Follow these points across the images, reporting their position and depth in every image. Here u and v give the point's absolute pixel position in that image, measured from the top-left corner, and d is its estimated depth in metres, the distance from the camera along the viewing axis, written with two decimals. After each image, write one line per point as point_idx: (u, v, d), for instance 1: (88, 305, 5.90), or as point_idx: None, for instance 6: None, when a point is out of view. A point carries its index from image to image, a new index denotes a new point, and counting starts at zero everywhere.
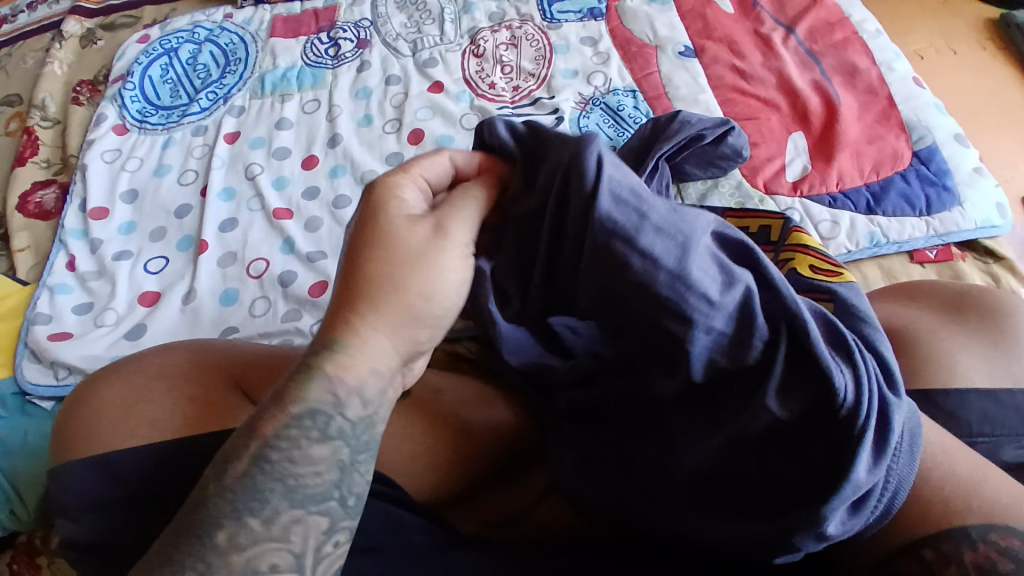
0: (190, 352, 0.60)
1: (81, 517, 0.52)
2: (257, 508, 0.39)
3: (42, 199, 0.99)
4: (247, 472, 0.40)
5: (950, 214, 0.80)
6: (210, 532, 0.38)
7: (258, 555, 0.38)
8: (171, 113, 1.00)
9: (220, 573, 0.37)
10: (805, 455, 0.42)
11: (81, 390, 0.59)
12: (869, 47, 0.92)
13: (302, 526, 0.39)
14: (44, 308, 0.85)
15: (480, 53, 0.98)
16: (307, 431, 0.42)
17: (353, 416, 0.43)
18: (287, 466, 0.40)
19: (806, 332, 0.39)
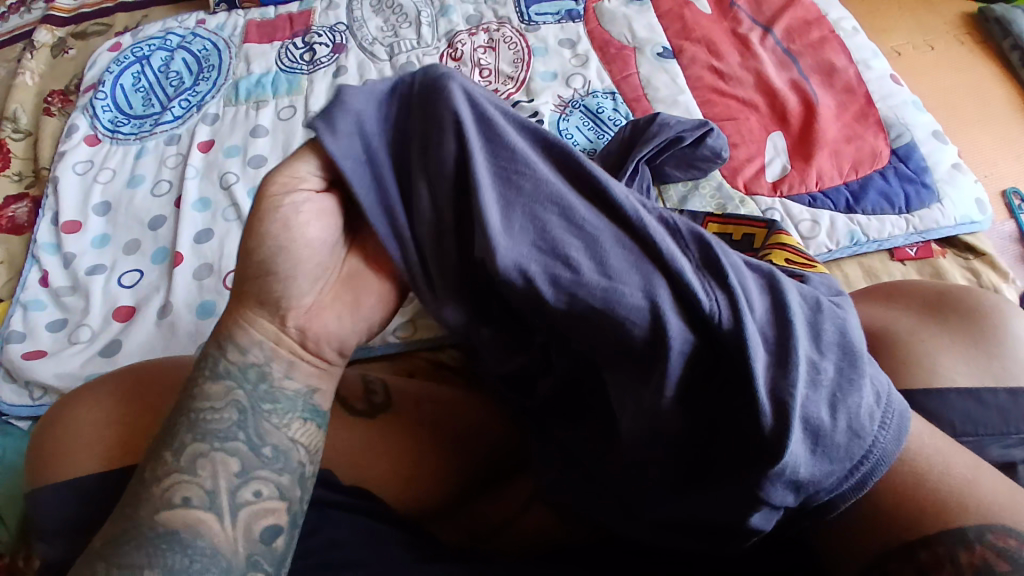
0: (165, 369, 0.59)
1: (54, 541, 0.51)
2: (169, 443, 0.42)
3: (14, 213, 0.97)
4: (169, 417, 0.43)
5: (929, 211, 0.81)
6: (142, 470, 0.42)
7: (172, 488, 0.40)
8: (144, 122, 0.98)
9: (148, 505, 0.40)
10: (723, 403, 0.40)
11: (53, 412, 0.58)
12: (847, 45, 0.92)
13: (209, 464, 0.41)
14: (17, 326, 0.83)
15: (458, 56, 0.97)
16: (203, 373, 0.44)
17: (240, 361, 0.44)
18: (195, 407, 0.43)
19: (671, 269, 0.39)
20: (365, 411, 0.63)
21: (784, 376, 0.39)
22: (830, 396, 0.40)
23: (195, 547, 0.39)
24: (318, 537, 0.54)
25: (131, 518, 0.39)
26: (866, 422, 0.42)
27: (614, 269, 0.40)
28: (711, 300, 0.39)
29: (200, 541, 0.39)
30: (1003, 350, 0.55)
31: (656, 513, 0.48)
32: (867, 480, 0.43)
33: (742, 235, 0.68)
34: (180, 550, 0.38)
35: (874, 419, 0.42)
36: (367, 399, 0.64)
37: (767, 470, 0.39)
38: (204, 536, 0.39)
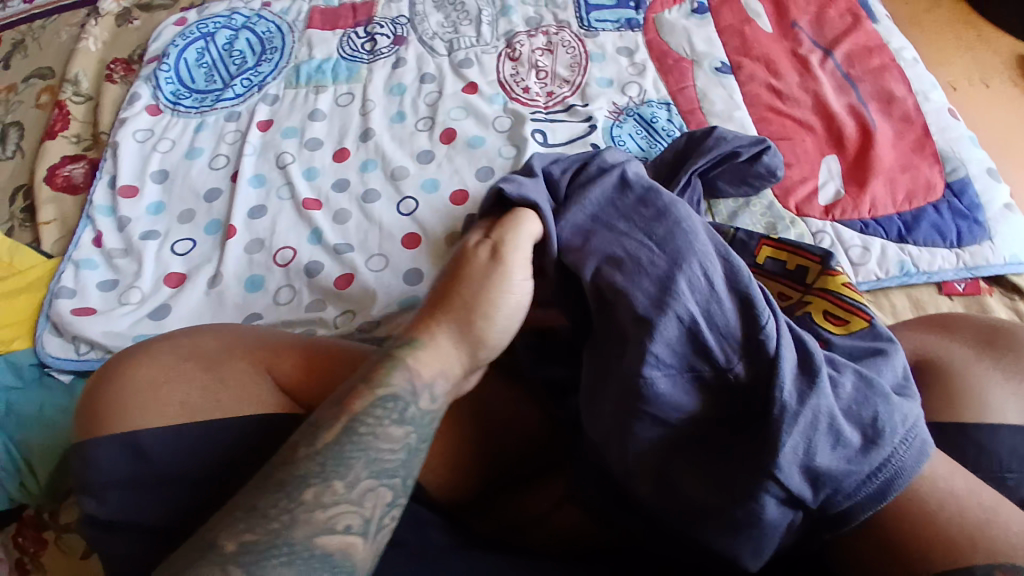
0: (221, 334, 0.60)
1: (113, 492, 0.52)
2: (342, 471, 0.44)
3: (70, 172, 0.98)
4: (336, 439, 0.45)
5: (981, 247, 0.80)
6: (299, 488, 0.43)
7: (337, 516, 0.43)
8: (205, 97, 1.00)
9: (303, 527, 0.42)
10: (745, 398, 0.51)
11: (107, 367, 0.57)
12: (907, 75, 0.91)
13: (372, 495, 0.45)
14: (68, 282, 0.84)
15: (516, 57, 0.98)
16: (388, 412, 0.46)
17: (426, 407, 0.48)
18: (371, 438, 0.45)
19: (748, 289, 0.53)
20: None
21: (802, 386, 0.49)
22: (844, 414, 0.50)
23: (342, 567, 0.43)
24: None
25: (284, 535, 0.42)
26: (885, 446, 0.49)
27: (684, 282, 0.53)
28: (755, 321, 0.52)
29: (349, 564, 0.43)
30: None
31: (684, 512, 0.52)
32: (886, 492, 0.49)
33: (796, 266, 0.68)
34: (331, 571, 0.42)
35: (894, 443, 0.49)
36: None
37: (775, 452, 0.48)
38: (351, 559, 0.43)
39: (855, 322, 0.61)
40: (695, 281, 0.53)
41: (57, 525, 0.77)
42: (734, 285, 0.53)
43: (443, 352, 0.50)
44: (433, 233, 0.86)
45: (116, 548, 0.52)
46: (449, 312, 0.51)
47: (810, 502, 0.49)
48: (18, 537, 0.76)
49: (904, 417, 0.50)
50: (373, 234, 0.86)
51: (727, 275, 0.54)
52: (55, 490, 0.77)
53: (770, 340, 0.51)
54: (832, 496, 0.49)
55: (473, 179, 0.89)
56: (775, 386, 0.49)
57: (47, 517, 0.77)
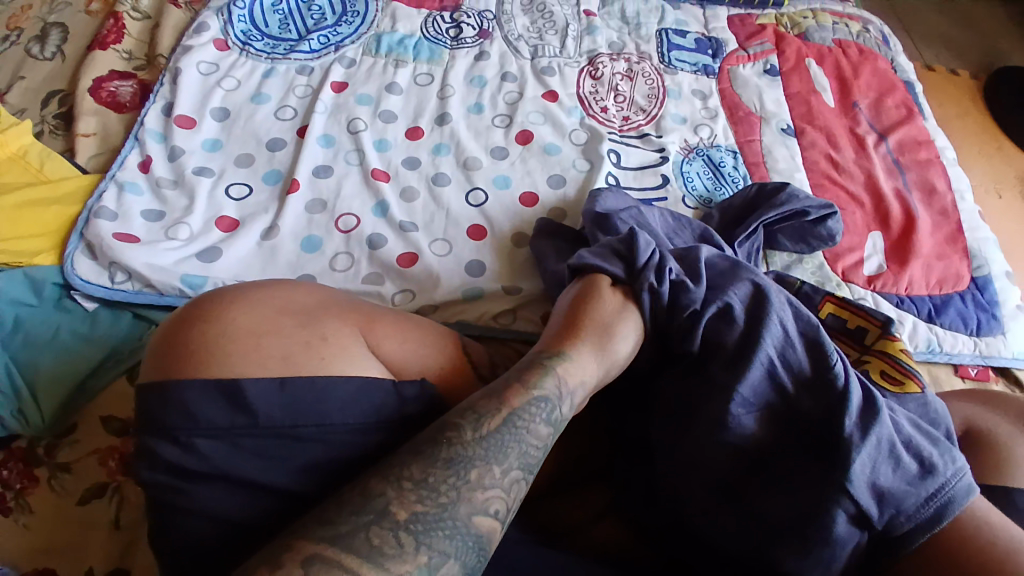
0: (316, 292, 0.57)
1: (207, 442, 0.48)
2: (500, 458, 0.45)
3: (117, 88, 0.93)
4: (498, 426, 0.46)
5: (995, 339, 0.87)
6: (466, 466, 0.43)
7: (489, 498, 0.43)
8: (278, 44, 0.97)
9: (465, 505, 0.42)
10: (814, 431, 0.55)
11: (202, 307, 0.53)
12: (947, 172, 1.00)
13: (518, 484, 0.45)
14: (109, 204, 0.80)
15: (597, 76, 1.00)
16: (539, 411, 0.48)
17: (565, 410, 0.50)
18: (524, 430, 0.47)
19: (823, 338, 0.58)
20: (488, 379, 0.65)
21: (869, 415, 0.53)
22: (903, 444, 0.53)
23: (486, 548, 0.42)
24: None
25: (452, 510, 0.41)
26: (937, 477, 0.53)
27: (772, 325, 0.58)
28: (825, 361, 0.56)
29: (490, 547, 0.42)
30: None
31: (752, 526, 0.55)
32: (942, 517, 0.52)
33: (856, 325, 0.72)
34: (478, 551, 0.41)
35: (944, 474, 0.53)
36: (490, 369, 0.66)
37: (847, 472, 0.52)
38: (493, 541, 0.43)
39: (907, 386, 0.64)
40: (774, 325, 0.58)
41: (52, 462, 0.68)
42: (811, 336, 0.58)
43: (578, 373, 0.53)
44: (500, 229, 0.85)
45: (197, 501, 0.48)
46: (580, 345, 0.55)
47: (875, 521, 0.52)
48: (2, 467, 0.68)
49: (950, 453, 0.54)
50: (439, 218, 0.85)
51: (796, 317, 0.59)
52: (57, 426, 0.70)
53: (841, 373, 0.55)
54: (895, 517, 0.52)
55: (545, 184, 0.89)
56: (843, 417, 0.53)
57: (42, 452, 0.69)
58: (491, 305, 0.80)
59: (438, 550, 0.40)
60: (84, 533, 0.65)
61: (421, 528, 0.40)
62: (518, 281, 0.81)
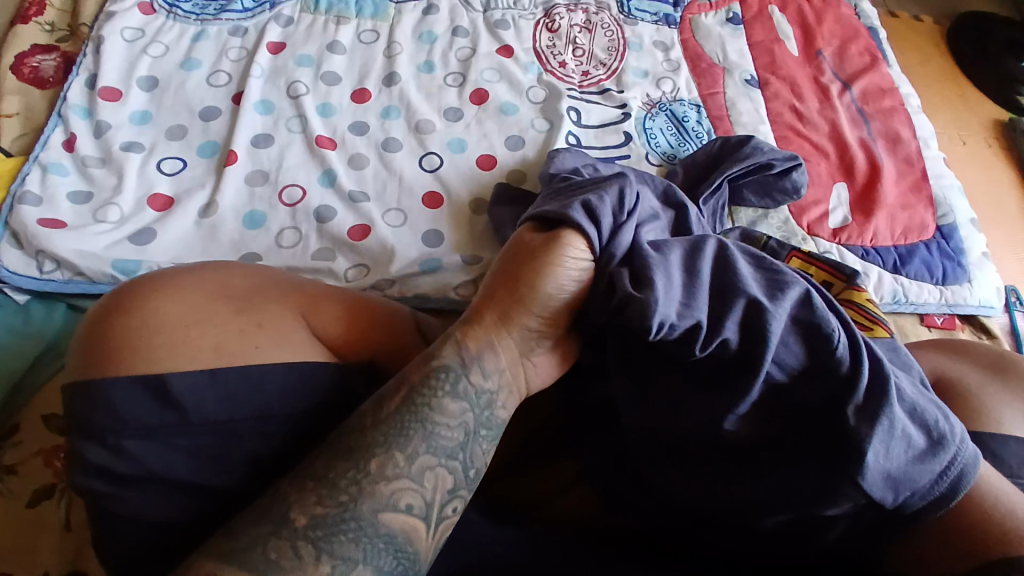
0: (254, 274, 0.53)
1: (136, 442, 0.44)
2: (400, 442, 0.42)
3: (41, 64, 0.83)
4: (397, 411, 0.43)
5: (961, 287, 0.87)
6: (365, 458, 0.41)
7: (397, 492, 0.41)
8: (208, 4, 0.89)
9: (369, 500, 0.40)
10: (810, 427, 0.47)
11: (122, 297, 0.48)
12: (911, 120, 0.98)
13: (431, 472, 0.42)
14: (33, 187, 0.72)
15: (554, 29, 0.95)
16: (440, 386, 0.44)
17: (478, 385, 0.45)
18: (428, 412, 0.43)
19: (811, 292, 0.47)
20: None
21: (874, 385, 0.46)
22: (909, 410, 0.47)
23: (402, 548, 0.40)
24: None
25: (352, 508, 0.39)
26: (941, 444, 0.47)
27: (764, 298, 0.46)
28: (827, 341, 0.46)
29: (407, 544, 0.40)
30: None
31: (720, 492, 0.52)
32: (956, 489, 0.48)
33: (822, 280, 0.71)
34: (393, 552, 0.40)
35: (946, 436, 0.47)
36: None
37: (861, 457, 0.45)
38: (411, 539, 0.41)
39: (874, 331, 0.62)
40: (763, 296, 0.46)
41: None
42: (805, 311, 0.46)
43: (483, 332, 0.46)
44: (457, 196, 0.81)
45: (135, 506, 0.45)
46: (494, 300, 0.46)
47: (889, 504, 0.47)
48: None
49: (941, 410, 0.48)
50: (392, 186, 0.80)
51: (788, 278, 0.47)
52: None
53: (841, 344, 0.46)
54: (910, 497, 0.48)
55: (502, 147, 0.85)
56: (847, 403, 0.45)
57: None
58: (450, 277, 0.76)
59: (342, 557, 0.38)
60: (27, 547, 0.58)
61: (320, 534, 0.38)
62: (478, 250, 0.78)
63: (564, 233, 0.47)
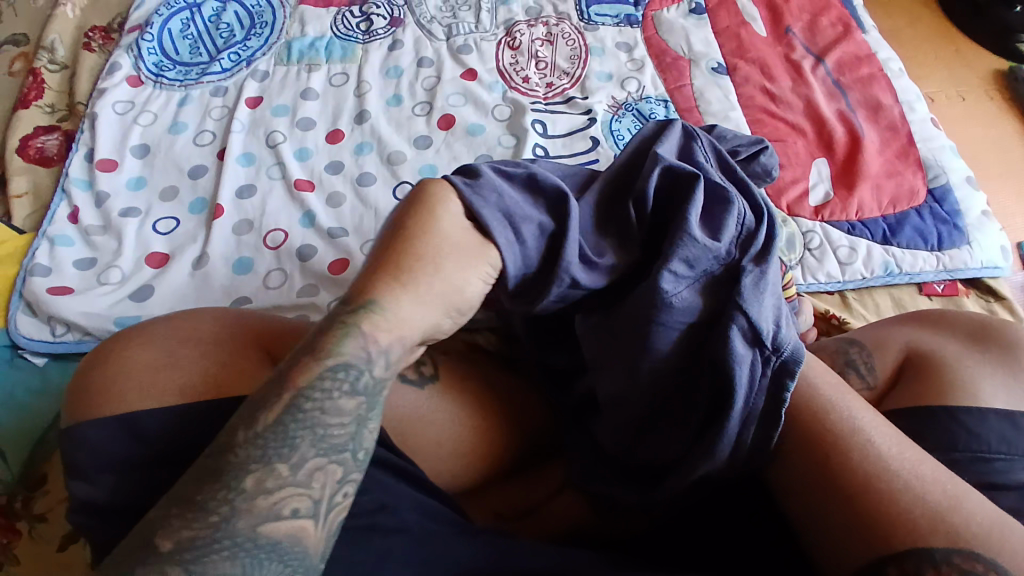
0: (220, 321, 0.58)
1: (113, 479, 0.49)
2: (285, 453, 0.39)
3: (44, 144, 0.91)
4: (279, 417, 0.40)
5: (960, 252, 0.83)
6: (239, 475, 0.38)
7: (283, 499, 0.39)
8: (190, 70, 0.96)
9: (245, 516, 0.38)
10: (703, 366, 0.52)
11: (103, 348, 0.54)
12: (893, 85, 0.95)
13: (321, 474, 0.40)
14: (43, 259, 0.79)
15: (516, 46, 0.97)
16: (338, 385, 0.41)
17: (379, 376, 0.43)
18: (317, 415, 0.40)
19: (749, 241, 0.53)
20: (416, 380, 0.63)
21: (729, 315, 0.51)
22: (754, 334, 0.51)
23: (292, 554, 0.39)
24: (370, 497, 0.54)
25: (227, 528, 0.37)
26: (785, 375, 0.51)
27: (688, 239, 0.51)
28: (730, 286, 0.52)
29: (298, 550, 0.39)
30: None
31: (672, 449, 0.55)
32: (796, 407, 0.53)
33: None
34: (279, 560, 0.38)
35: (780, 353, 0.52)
36: (418, 369, 0.64)
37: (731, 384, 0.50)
38: (300, 543, 0.39)
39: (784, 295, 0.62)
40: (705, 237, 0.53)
41: (30, 514, 0.68)
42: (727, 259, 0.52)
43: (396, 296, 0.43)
44: None
45: (110, 538, 0.49)
46: (408, 277, 0.44)
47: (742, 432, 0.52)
48: None
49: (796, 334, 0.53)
50: (369, 219, 0.84)
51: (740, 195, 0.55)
52: (28, 478, 0.69)
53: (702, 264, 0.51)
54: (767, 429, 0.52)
55: None
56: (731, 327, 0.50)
57: (19, 505, 0.68)
58: None
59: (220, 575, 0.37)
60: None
61: (189, 557, 0.37)
62: None
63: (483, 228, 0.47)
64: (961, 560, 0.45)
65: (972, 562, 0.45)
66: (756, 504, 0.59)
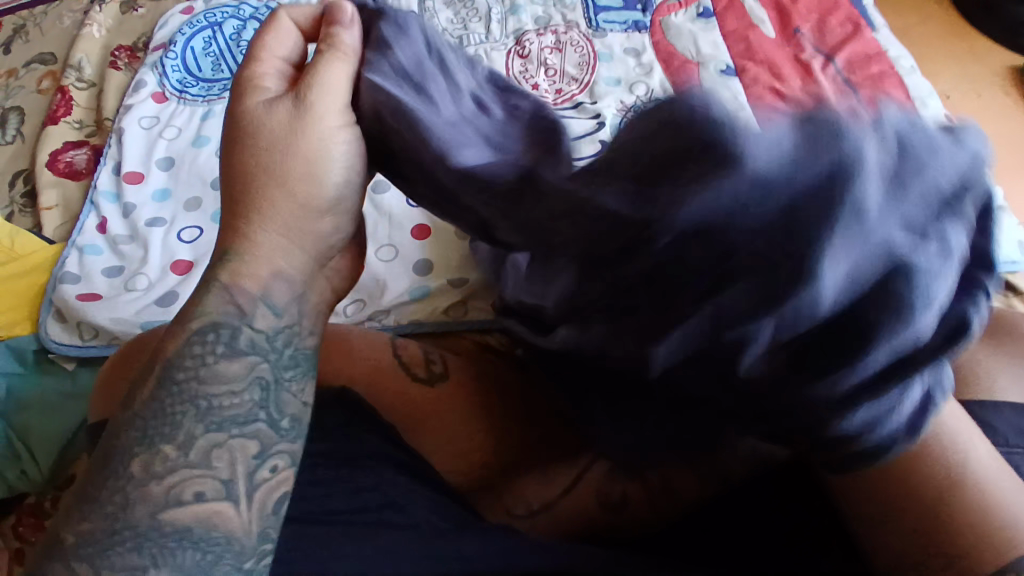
0: None
1: None
2: (168, 432, 0.43)
3: (73, 158, 0.96)
4: (153, 394, 0.44)
5: None
6: (125, 460, 0.42)
7: (181, 484, 0.42)
8: (213, 86, 1.00)
9: (142, 505, 0.41)
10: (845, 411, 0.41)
11: (113, 368, 0.60)
12: (904, 82, 0.95)
13: (224, 452, 0.43)
14: (72, 267, 0.83)
15: (525, 54, 0.99)
16: (210, 348, 0.45)
17: (266, 326, 0.46)
18: (196, 383, 0.44)
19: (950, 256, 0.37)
20: (424, 378, 0.65)
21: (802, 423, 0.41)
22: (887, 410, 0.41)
23: (215, 543, 0.42)
24: (376, 493, 0.56)
25: (126, 517, 0.41)
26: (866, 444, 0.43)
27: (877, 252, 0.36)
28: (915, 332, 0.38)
29: (218, 536, 0.42)
30: None
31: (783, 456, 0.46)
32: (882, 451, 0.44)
33: None
34: (192, 547, 0.41)
35: (889, 445, 0.43)
36: (427, 368, 0.66)
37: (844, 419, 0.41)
38: (220, 528, 0.42)
39: None
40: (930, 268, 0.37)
41: (58, 512, 0.71)
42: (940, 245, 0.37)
43: (246, 232, 0.47)
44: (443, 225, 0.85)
45: None
46: (254, 207, 0.47)
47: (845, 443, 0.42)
48: (16, 526, 0.71)
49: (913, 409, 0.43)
50: (383, 224, 0.85)
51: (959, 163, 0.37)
52: (56, 478, 0.73)
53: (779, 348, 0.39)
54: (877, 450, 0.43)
55: None
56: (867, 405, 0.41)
57: (48, 505, 0.72)
58: (439, 302, 0.81)
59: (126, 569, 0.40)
60: None
61: (89, 551, 0.40)
62: (465, 273, 0.82)
63: (307, 91, 0.47)
64: None
65: None
66: (769, 496, 0.59)
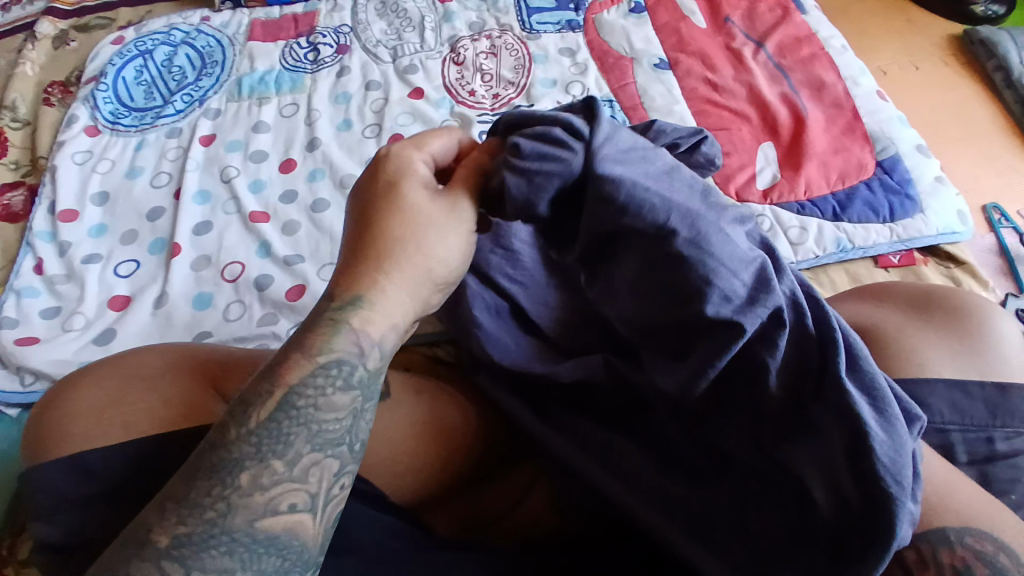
0: (137, 359, 0.60)
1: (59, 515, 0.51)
2: (281, 449, 0.42)
3: (9, 201, 0.94)
4: (272, 414, 0.42)
5: (913, 221, 0.83)
6: (233, 472, 0.41)
7: (279, 496, 0.41)
8: (145, 115, 0.98)
9: (241, 513, 0.40)
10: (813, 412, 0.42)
11: (37, 416, 0.57)
12: (834, 62, 0.96)
13: (317, 470, 0.42)
14: (9, 312, 0.81)
15: (461, 61, 0.99)
16: (332, 380, 0.44)
17: (374, 367, 0.46)
18: (312, 410, 0.43)
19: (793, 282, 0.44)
20: None
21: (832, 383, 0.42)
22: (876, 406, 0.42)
23: (291, 548, 0.41)
24: None
25: (223, 524, 0.40)
26: (841, 434, 0.41)
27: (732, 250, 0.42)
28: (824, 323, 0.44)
29: (297, 543, 0.41)
30: (986, 348, 0.57)
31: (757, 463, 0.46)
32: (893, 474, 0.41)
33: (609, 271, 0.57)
34: (276, 553, 0.40)
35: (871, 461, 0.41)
36: None
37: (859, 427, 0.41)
38: (299, 537, 0.41)
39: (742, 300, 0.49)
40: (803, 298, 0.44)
41: (14, 560, 0.67)
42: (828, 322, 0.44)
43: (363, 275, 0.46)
44: None
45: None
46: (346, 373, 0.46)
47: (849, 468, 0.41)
48: None
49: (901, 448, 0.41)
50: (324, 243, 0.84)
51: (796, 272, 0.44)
52: (11, 524, 0.69)
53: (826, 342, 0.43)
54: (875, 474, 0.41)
55: None
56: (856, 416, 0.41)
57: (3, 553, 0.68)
58: None
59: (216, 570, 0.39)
60: None
61: (187, 552, 0.39)
62: None
63: None
64: (972, 541, 0.43)
65: (982, 543, 0.43)
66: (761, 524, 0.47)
